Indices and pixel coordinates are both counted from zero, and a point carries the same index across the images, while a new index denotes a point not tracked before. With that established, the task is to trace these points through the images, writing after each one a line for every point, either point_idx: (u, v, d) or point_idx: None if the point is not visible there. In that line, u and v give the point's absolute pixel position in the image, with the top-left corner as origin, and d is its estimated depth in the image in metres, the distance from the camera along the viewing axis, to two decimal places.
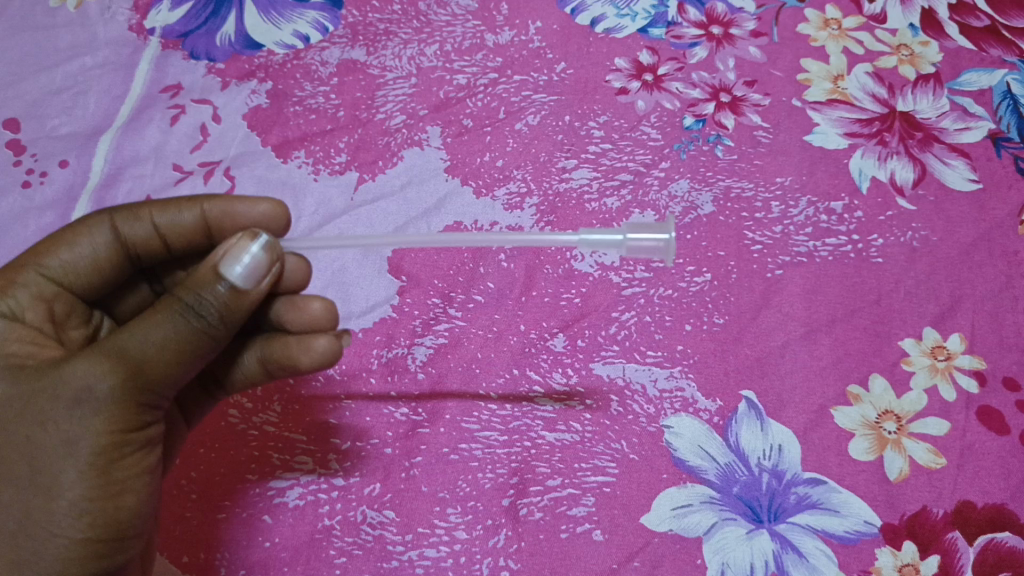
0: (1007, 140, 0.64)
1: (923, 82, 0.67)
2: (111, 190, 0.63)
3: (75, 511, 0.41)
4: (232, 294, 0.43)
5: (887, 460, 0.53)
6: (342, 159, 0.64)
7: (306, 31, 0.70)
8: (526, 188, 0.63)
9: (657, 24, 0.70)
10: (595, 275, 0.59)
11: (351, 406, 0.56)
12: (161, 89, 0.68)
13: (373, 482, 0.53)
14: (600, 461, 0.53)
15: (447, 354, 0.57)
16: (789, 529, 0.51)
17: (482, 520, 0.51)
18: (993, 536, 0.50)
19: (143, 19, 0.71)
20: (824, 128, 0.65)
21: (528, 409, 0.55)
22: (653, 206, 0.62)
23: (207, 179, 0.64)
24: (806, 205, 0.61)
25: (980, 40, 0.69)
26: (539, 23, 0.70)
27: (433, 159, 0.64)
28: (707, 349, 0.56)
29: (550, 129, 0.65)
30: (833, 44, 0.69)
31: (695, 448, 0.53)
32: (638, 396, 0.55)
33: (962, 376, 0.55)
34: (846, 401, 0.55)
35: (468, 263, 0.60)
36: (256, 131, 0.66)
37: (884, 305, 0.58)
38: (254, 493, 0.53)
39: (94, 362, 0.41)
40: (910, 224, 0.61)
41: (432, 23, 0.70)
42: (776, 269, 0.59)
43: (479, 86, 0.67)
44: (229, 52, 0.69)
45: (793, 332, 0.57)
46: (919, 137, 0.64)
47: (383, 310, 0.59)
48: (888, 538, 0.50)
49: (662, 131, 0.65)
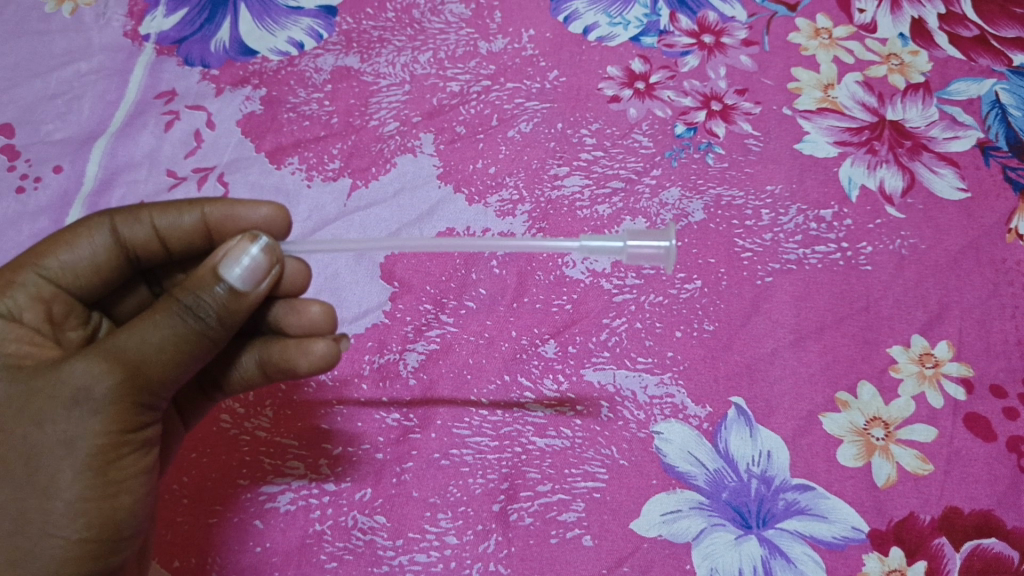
0: (995, 149, 0.65)
1: (913, 91, 0.68)
2: (105, 196, 0.64)
3: (71, 512, 0.41)
4: (231, 296, 0.43)
5: (875, 466, 0.53)
6: (336, 166, 0.64)
7: (300, 38, 0.70)
8: (518, 195, 0.63)
9: (649, 32, 0.71)
10: (586, 281, 0.60)
11: (343, 411, 0.56)
12: (155, 95, 0.68)
13: (364, 487, 0.53)
14: (590, 467, 0.53)
15: (439, 360, 0.57)
16: (777, 534, 0.51)
17: (473, 526, 0.52)
18: (980, 542, 0.51)
19: (139, 25, 0.71)
20: (814, 136, 0.65)
21: (519, 415, 0.55)
22: (645, 213, 0.62)
23: (201, 185, 0.64)
24: (795, 213, 0.62)
25: (969, 49, 0.70)
26: (532, 31, 0.71)
27: (426, 166, 0.65)
28: (697, 356, 0.57)
29: (542, 137, 0.66)
30: (823, 54, 0.70)
31: (684, 453, 0.54)
32: (628, 402, 0.55)
33: (950, 383, 0.55)
34: (835, 408, 0.55)
35: (460, 269, 0.61)
36: (250, 137, 0.66)
37: (873, 313, 0.58)
38: (245, 497, 0.53)
39: (92, 363, 0.41)
40: (899, 232, 0.61)
41: (426, 31, 0.71)
42: (765, 277, 0.59)
43: (472, 94, 0.67)
44: (223, 58, 0.69)
45: (782, 339, 0.57)
46: (908, 146, 0.65)
47: (375, 316, 0.59)
48: (876, 544, 0.51)
49: (654, 138, 0.66)
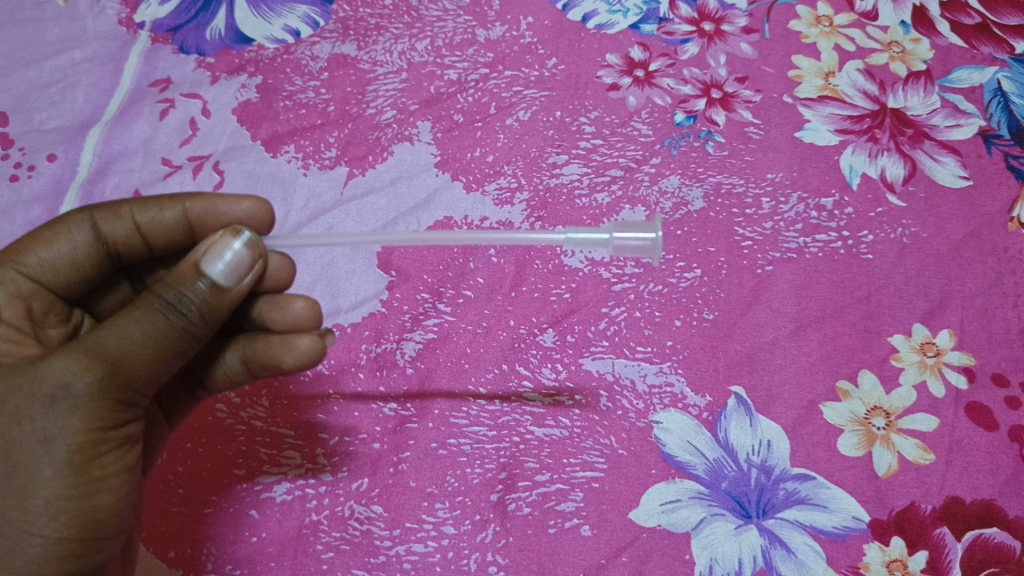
0: (997, 137, 0.64)
1: (914, 79, 0.67)
2: (98, 185, 0.63)
3: (51, 511, 0.40)
4: (214, 291, 0.43)
5: (875, 455, 0.53)
6: (332, 154, 0.64)
7: (296, 25, 0.70)
8: (517, 183, 0.63)
9: (649, 19, 0.70)
10: (585, 271, 0.59)
11: (339, 401, 0.55)
12: (150, 83, 0.67)
13: (361, 477, 0.53)
14: (589, 456, 0.53)
15: (436, 350, 0.57)
16: (777, 524, 0.51)
17: (471, 516, 0.51)
18: (981, 532, 0.50)
19: (133, 13, 0.70)
20: (815, 125, 0.65)
21: (517, 405, 0.55)
22: (644, 202, 0.62)
23: (196, 174, 0.63)
24: (796, 202, 0.61)
25: (971, 37, 0.69)
26: (530, 19, 0.70)
27: (422, 155, 0.64)
28: (697, 345, 0.56)
29: (541, 125, 0.65)
30: (824, 41, 0.69)
31: (683, 443, 0.53)
32: (627, 391, 0.55)
33: (951, 372, 0.55)
34: (836, 397, 0.55)
35: (457, 258, 0.60)
36: (245, 126, 0.65)
37: (874, 302, 0.58)
38: (241, 488, 0.52)
39: (72, 359, 0.40)
40: (900, 221, 0.61)
41: (423, 18, 0.70)
42: (765, 265, 0.59)
43: (470, 82, 0.67)
44: (218, 46, 0.69)
45: (782, 328, 0.57)
46: (909, 134, 0.64)
47: (371, 306, 0.59)
48: (877, 534, 0.50)
49: (653, 127, 0.65)
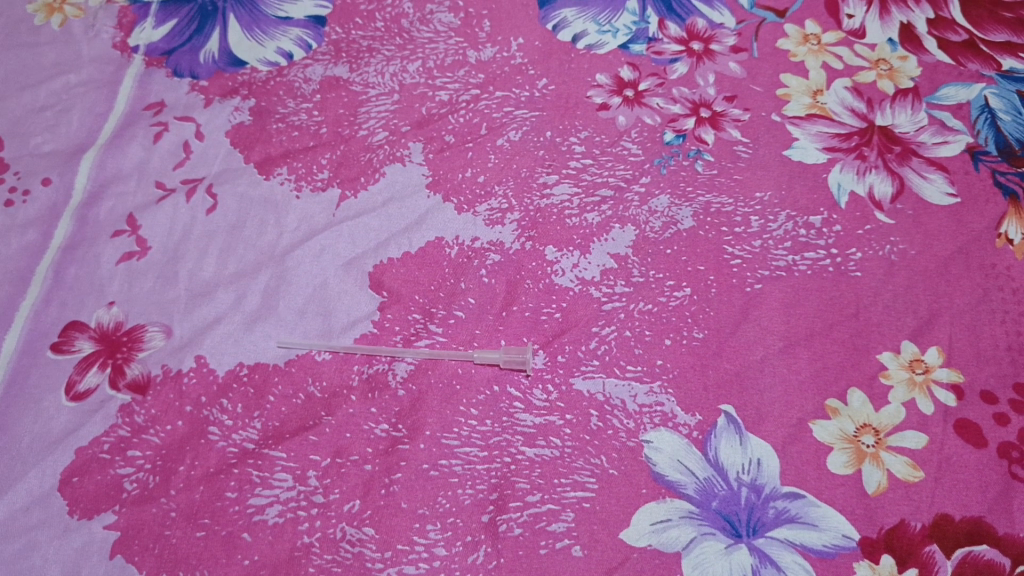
0: (985, 154, 0.65)
1: (902, 97, 0.68)
2: (93, 208, 0.64)
3: None
4: None
5: (864, 473, 0.53)
6: (324, 176, 0.64)
7: (289, 48, 0.70)
8: (507, 204, 0.63)
9: (638, 39, 0.71)
10: (575, 289, 0.60)
11: (331, 422, 0.55)
12: (144, 106, 0.68)
13: (353, 499, 0.53)
14: (580, 476, 0.53)
15: (428, 370, 0.57)
16: (767, 543, 0.51)
17: (462, 537, 0.51)
18: (970, 549, 0.51)
19: (128, 37, 0.71)
20: (803, 143, 0.65)
21: (508, 425, 0.55)
22: (633, 221, 0.62)
23: (189, 197, 0.64)
24: (785, 220, 0.62)
25: (958, 54, 0.70)
26: (521, 40, 0.71)
27: (415, 176, 0.65)
28: (687, 363, 0.57)
29: (531, 145, 0.66)
30: (812, 59, 0.70)
31: (674, 463, 0.54)
32: (618, 410, 0.55)
33: (940, 390, 0.55)
34: (825, 415, 0.55)
35: (448, 279, 0.61)
36: (239, 148, 0.66)
37: (862, 319, 0.58)
38: (232, 510, 0.53)
39: None
40: (889, 238, 0.61)
41: (415, 40, 0.71)
42: (754, 284, 0.59)
43: (461, 103, 0.68)
44: (212, 69, 0.69)
45: (771, 347, 0.57)
46: (897, 152, 0.65)
47: (363, 327, 0.59)
48: (866, 552, 0.51)
49: (643, 146, 0.66)
